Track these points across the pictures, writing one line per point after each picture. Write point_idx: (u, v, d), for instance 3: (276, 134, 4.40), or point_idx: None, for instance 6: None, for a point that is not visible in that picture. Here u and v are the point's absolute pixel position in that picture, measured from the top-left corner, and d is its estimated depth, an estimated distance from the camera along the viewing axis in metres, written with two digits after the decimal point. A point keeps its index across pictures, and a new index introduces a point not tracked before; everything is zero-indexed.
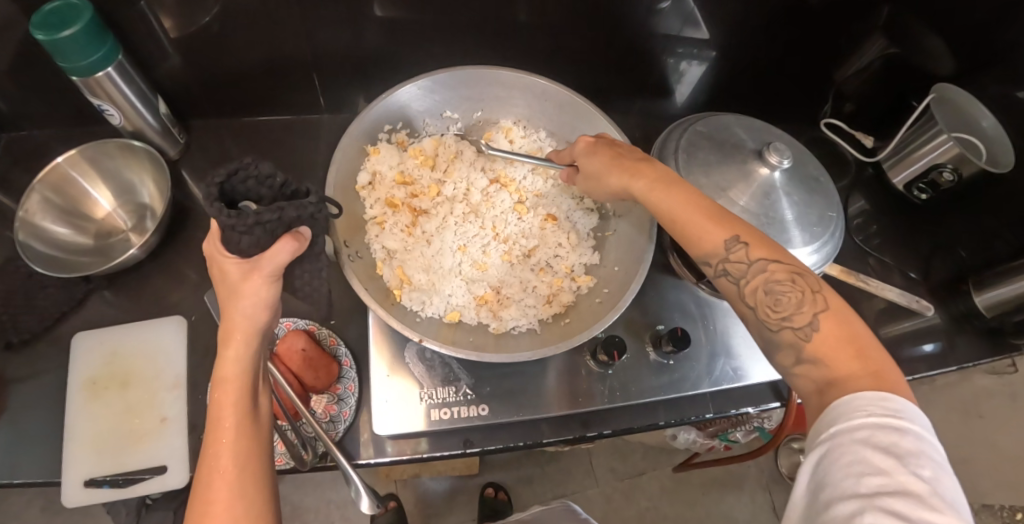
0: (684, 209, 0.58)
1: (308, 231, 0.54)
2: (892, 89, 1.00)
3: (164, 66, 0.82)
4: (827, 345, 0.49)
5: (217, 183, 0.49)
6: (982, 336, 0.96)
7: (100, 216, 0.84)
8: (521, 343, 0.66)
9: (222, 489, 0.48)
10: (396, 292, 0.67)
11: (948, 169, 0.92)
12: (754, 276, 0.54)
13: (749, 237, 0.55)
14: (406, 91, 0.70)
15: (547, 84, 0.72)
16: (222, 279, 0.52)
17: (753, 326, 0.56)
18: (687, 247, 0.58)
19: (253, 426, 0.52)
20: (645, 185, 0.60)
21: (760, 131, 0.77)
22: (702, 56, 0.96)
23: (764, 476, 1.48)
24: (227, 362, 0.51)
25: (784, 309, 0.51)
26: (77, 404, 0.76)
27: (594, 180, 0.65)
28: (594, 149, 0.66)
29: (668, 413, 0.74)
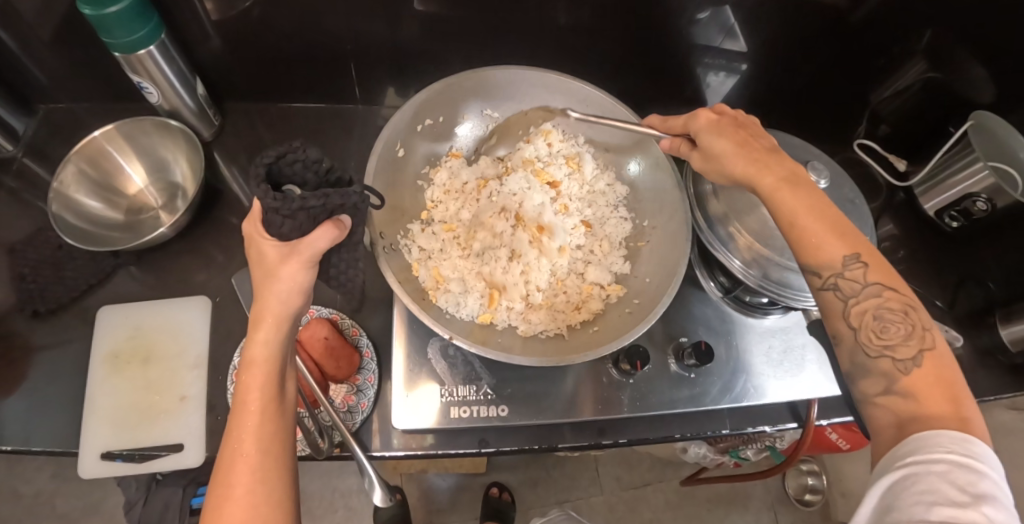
0: (807, 215, 0.54)
1: (349, 219, 0.54)
2: (929, 114, 0.98)
3: (204, 47, 0.83)
4: (924, 384, 0.47)
5: (265, 165, 0.50)
6: (1007, 372, 0.94)
7: (132, 192, 0.85)
8: (547, 348, 0.65)
9: (244, 473, 0.48)
10: (430, 293, 0.67)
11: (982, 199, 0.91)
12: (865, 299, 0.52)
13: (869, 256, 0.53)
14: (448, 89, 0.71)
15: (592, 90, 0.72)
16: (259, 261, 0.52)
17: (842, 348, 0.54)
18: (801, 253, 0.55)
19: (278, 411, 0.52)
20: (771, 183, 0.56)
21: (797, 148, 0.76)
22: (730, 69, 0.95)
23: (770, 496, 1.47)
24: (256, 344, 0.51)
25: (891, 338, 0.50)
26: (100, 376, 0.77)
27: (712, 164, 0.61)
28: (721, 131, 0.60)
29: (683, 426, 0.74)
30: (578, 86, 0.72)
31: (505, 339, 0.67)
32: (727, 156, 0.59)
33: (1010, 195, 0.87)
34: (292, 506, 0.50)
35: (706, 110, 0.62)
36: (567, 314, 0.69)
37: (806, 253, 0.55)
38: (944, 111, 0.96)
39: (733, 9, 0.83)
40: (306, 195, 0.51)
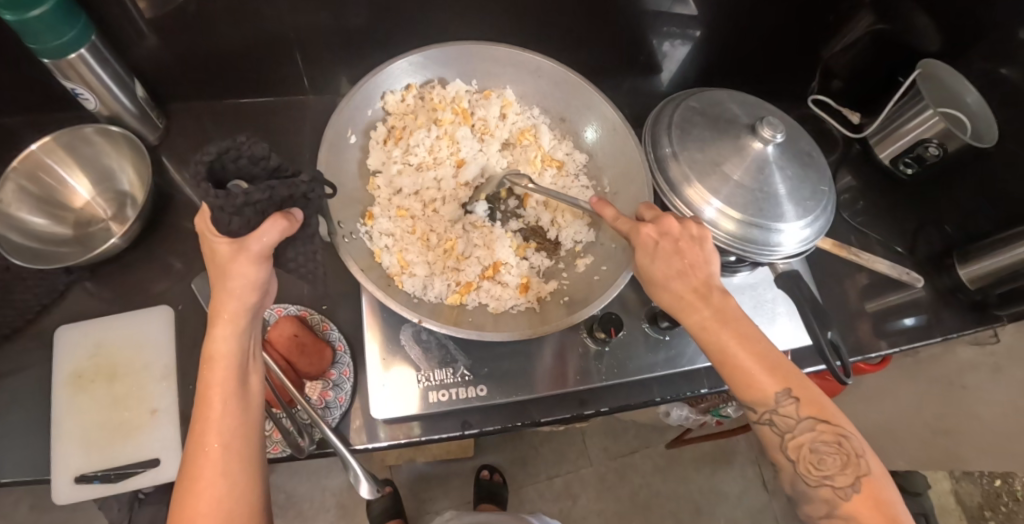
0: (744, 356, 0.55)
1: (299, 211, 0.53)
2: (881, 64, 1.00)
3: (140, 47, 0.79)
4: (861, 510, 0.51)
5: (206, 162, 0.47)
6: (966, 309, 0.98)
7: (78, 205, 0.81)
8: (519, 323, 0.66)
9: (207, 467, 0.49)
10: (396, 279, 0.66)
11: (933, 144, 0.92)
12: (800, 433, 0.55)
13: (800, 390, 0.55)
14: (395, 68, 0.70)
15: (543, 60, 0.72)
16: (212, 258, 0.51)
17: (786, 472, 0.58)
18: (739, 392, 0.56)
19: (242, 406, 0.51)
20: (700, 319, 0.57)
21: (753, 106, 0.77)
22: (684, 36, 0.95)
23: (754, 451, 1.51)
24: (216, 340, 0.51)
25: (827, 469, 0.54)
26: (63, 398, 0.74)
27: (646, 281, 0.60)
28: (654, 253, 0.58)
29: (663, 389, 0.75)
30: (526, 56, 0.72)
31: (477, 320, 0.66)
32: (654, 283, 0.58)
33: (961, 138, 0.88)
34: (257, 495, 0.51)
35: (648, 226, 0.59)
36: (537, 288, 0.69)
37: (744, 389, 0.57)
38: (897, 61, 0.98)
39: None
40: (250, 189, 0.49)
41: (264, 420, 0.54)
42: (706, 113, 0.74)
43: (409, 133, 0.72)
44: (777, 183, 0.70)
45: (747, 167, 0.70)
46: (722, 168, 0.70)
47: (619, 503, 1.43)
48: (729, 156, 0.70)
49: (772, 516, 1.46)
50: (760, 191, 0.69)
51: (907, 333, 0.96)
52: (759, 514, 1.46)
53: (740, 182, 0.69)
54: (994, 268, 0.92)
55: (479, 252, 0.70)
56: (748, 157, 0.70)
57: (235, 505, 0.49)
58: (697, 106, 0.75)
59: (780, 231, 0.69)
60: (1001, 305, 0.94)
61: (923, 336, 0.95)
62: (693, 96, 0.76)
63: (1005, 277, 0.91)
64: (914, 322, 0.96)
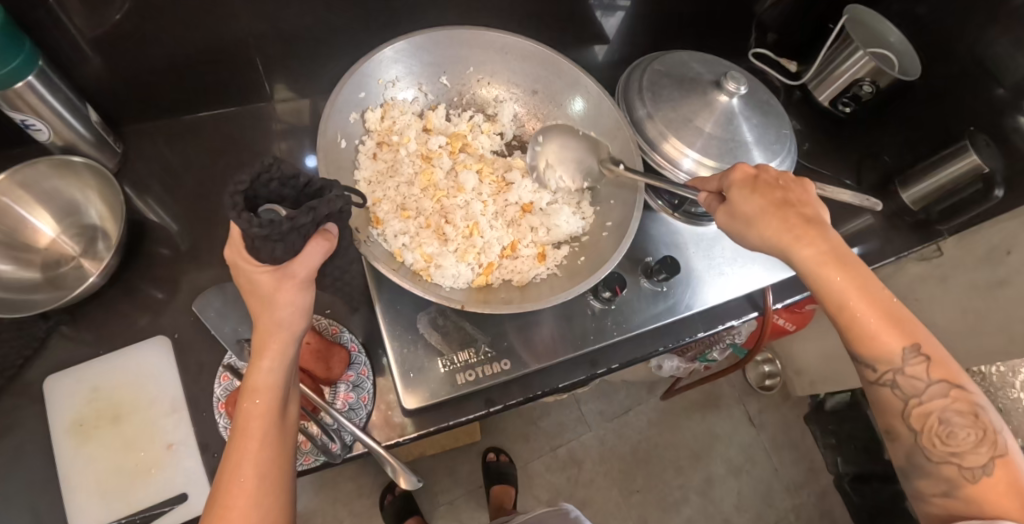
0: (867, 305, 0.55)
1: (334, 227, 0.51)
2: (810, 13, 1.09)
3: (88, 68, 0.75)
4: (992, 491, 0.50)
5: (242, 191, 0.42)
6: (913, 228, 1.07)
7: (44, 244, 0.76)
8: (543, 289, 0.68)
9: (240, 497, 0.47)
10: (424, 273, 0.66)
11: (867, 83, 1.01)
12: (926, 398, 0.54)
13: (931, 351, 0.54)
14: (369, 65, 0.68)
15: (505, 36, 0.73)
16: (251, 288, 0.48)
17: (900, 442, 0.57)
18: (857, 345, 0.56)
19: (279, 439, 0.50)
20: (814, 258, 0.57)
21: (713, 63, 0.81)
22: (614, 9, 0.98)
23: (737, 391, 1.61)
24: (260, 372, 0.49)
25: (957, 445, 0.52)
26: (68, 450, 0.71)
27: (745, 224, 0.61)
28: (756, 190, 0.61)
29: (665, 339, 0.80)
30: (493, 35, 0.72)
31: (505, 292, 0.68)
32: (756, 221, 0.60)
33: (889, 75, 0.97)
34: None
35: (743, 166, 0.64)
36: (553, 256, 0.72)
37: (864, 344, 0.56)
38: (826, 9, 1.07)
39: None
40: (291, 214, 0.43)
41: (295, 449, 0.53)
42: (672, 74, 0.78)
43: (395, 136, 0.73)
44: (746, 131, 0.75)
45: (717, 119, 0.74)
46: (695, 123, 0.74)
47: (623, 462, 1.49)
48: (698, 112, 0.75)
49: (763, 448, 1.56)
50: (732, 141, 0.74)
51: (866, 258, 1.04)
52: (751, 449, 1.56)
53: (712, 133, 0.74)
54: (931, 189, 1.02)
55: (495, 233, 0.72)
56: (716, 111, 0.75)
57: None
58: (663, 68, 0.78)
59: None
60: (942, 220, 1.04)
61: (881, 258, 1.03)
62: (658, 59, 0.79)
63: (941, 198, 1.02)
64: (872, 246, 1.04)
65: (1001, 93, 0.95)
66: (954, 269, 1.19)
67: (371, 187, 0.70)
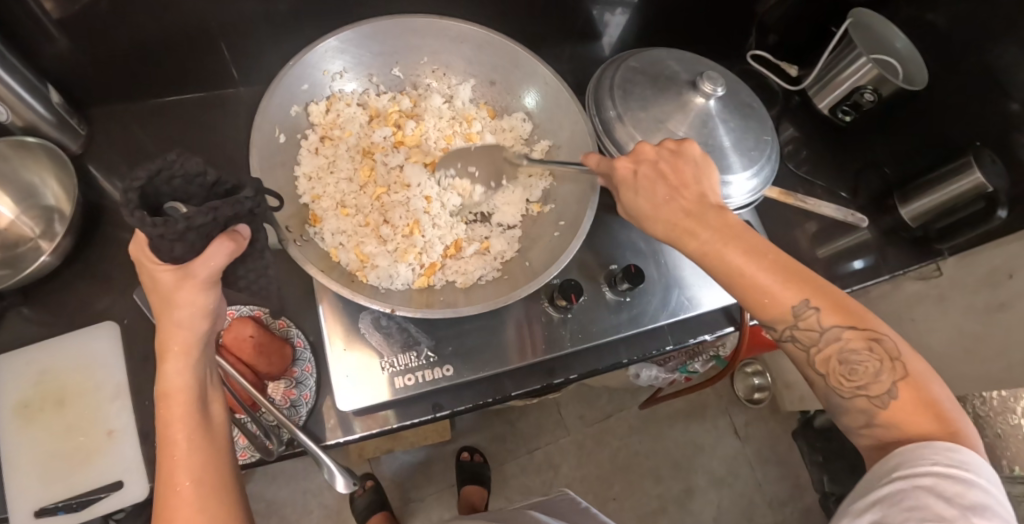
0: (754, 271, 0.52)
1: (245, 228, 0.50)
2: (813, 15, 1.02)
3: (51, 50, 0.74)
4: (904, 414, 0.47)
5: (138, 187, 0.42)
6: (908, 246, 1.02)
7: (2, 225, 0.76)
8: (489, 291, 0.66)
9: (182, 506, 0.45)
10: (359, 274, 0.65)
11: (869, 90, 0.95)
12: (827, 345, 0.51)
13: (820, 299, 0.51)
14: (315, 55, 0.66)
15: (463, 26, 0.69)
16: (154, 289, 0.47)
17: (818, 389, 0.55)
18: (754, 312, 0.54)
19: (210, 442, 0.48)
20: (701, 240, 0.54)
21: (690, 62, 0.77)
22: (621, 5, 0.96)
23: (724, 402, 1.57)
24: (168, 375, 0.47)
25: (861, 378, 0.50)
26: (10, 432, 0.70)
27: (641, 225, 0.59)
28: (637, 187, 0.58)
29: (630, 350, 0.76)
30: (441, 22, 0.69)
31: (447, 294, 0.67)
32: (646, 217, 0.58)
33: (892, 83, 0.92)
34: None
35: (621, 160, 0.59)
36: (498, 250, 0.70)
37: (761, 308, 0.54)
38: (828, 10, 1.02)
39: None
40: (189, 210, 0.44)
41: (234, 449, 0.51)
42: (646, 73, 0.74)
43: (338, 130, 0.71)
44: (721, 136, 0.71)
45: (691, 122, 0.71)
46: (667, 126, 0.70)
47: (601, 468, 1.46)
48: (673, 114, 0.71)
49: (746, 462, 1.52)
50: (705, 145, 0.70)
51: (857, 275, 1.00)
52: (734, 461, 1.52)
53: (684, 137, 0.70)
54: (930, 207, 0.97)
55: (437, 232, 0.69)
56: (691, 113, 0.71)
57: None
58: (637, 66, 0.75)
59: (729, 182, 0.71)
60: (940, 240, 1.00)
61: (873, 276, 0.99)
62: (633, 56, 0.76)
63: (940, 216, 0.97)
64: (863, 263, 1.00)
65: (1014, 109, 0.87)
66: (952, 289, 1.14)
67: (311, 184, 0.68)
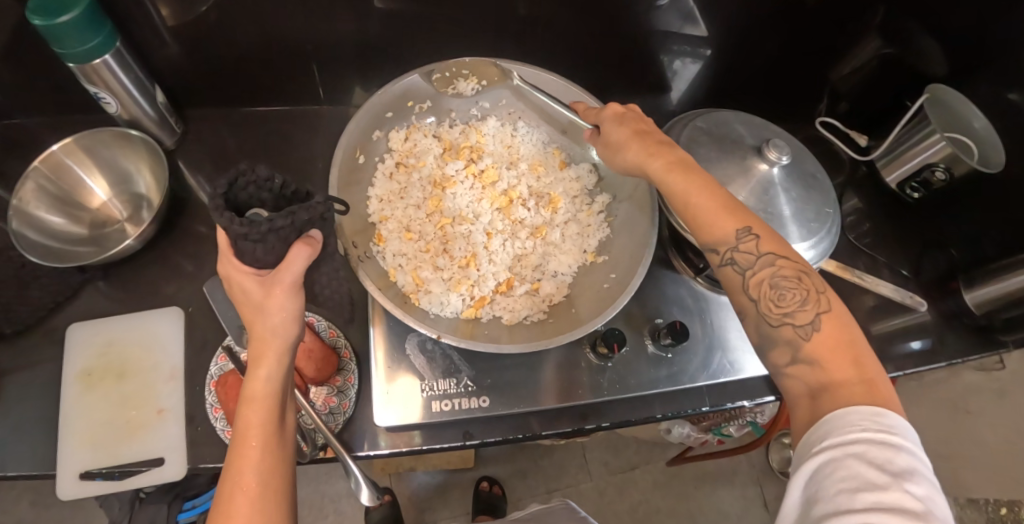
0: (702, 199, 0.60)
1: (319, 235, 0.54)
2: (887, 91, 1.00)
3: (161, 54, 0.81)
4: (824, 347, 0.51)
5: (221, 193, 0.48)
6: (972, 334, 0.97)
7: (95, 205, 0.83)
8: (532, 333, 0.67)
9: (244, 506, 0.47)
10: (412, 296, 0.68)
11: (941, 169, 0.93)
12: (760, 269, 0.56)
13: (759, 230, 0.57)
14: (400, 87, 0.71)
15: (542, 74, 0.73)
16: (248, 297, 0.52)
17: (749, 324, 0.57)
18: (699, 233, 0.60)
19: (279, 446, 0.51)
20: (661, 165, 0.63)
21: (760, 128, 0.78)
22: (695, 55, 0.97)
23: (756, 470, 1.50)
24: (257, 381, 0.51)
25: (788, 305, 0.53)
26: (72, 396, 0.75)
27: (614, 149, 0.67)
28: (621, 120, 0.67)
29: (664, 405, 0.75)
30: (529, 70, 0.73)
31: (491, 331, 0.68)
32: (619, 143, 0.66)
33: (967, 163, 0.88)
34: None
35: (614, 105, 0.69)
36: (547, 293, 0.72)
37: (703, 231, 0.60)
38: (897, 84, 0.98)
39: None
40: (272, 215, 0.48)
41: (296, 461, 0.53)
42: (715, 134, 0.75)
43: (414, 159, 0.76)
44: (783, 205, 0.72)
45: (752, 189, 0.71)
46: (728, 189, 0.71)
47: (618, 519, 1.42)
48: (734, 177, 0.72)
49: None
50: (766, 213, 0.71)
51: (913, 357, 0.95)
52: None
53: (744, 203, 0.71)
54: (998, 295, 0.92)
55: (492, 267, 0.73)
56: (753, 179, 0.72)
57: None
58: (704, 126, 0.76)
59: None
60: (1006, 331, 0.94)
61: (929, 360, 0.94)
62: (701, 116, 0.78)
63: (1009, 304, 0.91)
64: (920, 345, 0.95)
65: None
66: None
67: (381, 206, 0.73)
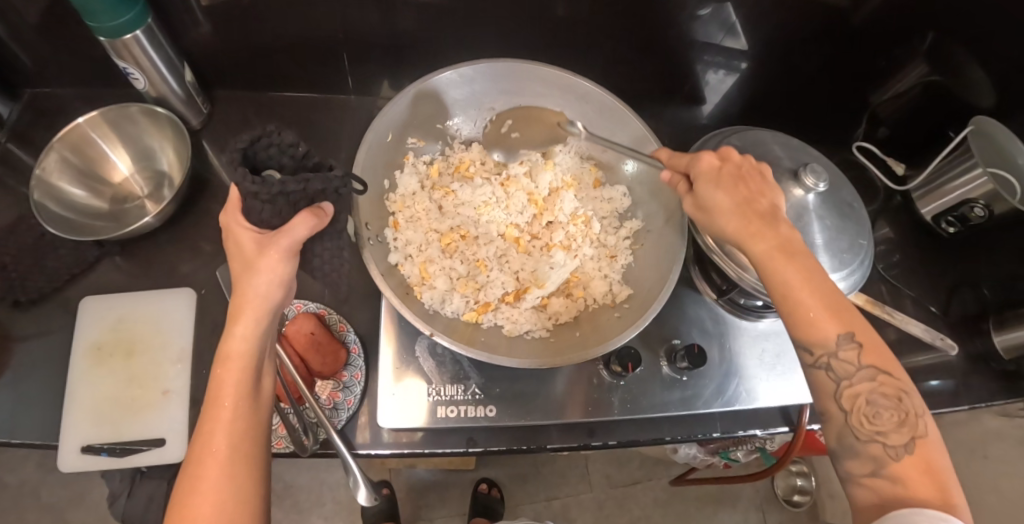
0: (810, 297, 0.54)
1: (331, 208, 0.57)
2: (930, 120, 0.96)
3: (193, 33, 0.80)
4: (914, 472, 0.48)
5: (240, 149, 0.54)
6: (999, 378, 0.92)
7: (117, 181, 0.83)
8: (530, 347, 0.67)
9: (212, 468, 0.50)
10: (415, 289, 0.68)
11: (979, 205, 0.89)
12: (858, 382, 0.52)
13: (863, 336, 0.52)
14: (444, 77, 0.71)
15: (592, 87, 0.72)
16: (238, 253, 0.54)
17: (829, 426, 0.54)
18: (796, 329, 0.54)
19: (253, 408, 0.53)
20: (764, 249, 0.56)
21: (797, 150, 0.75)
22: (730, 67, 0.94)
23: (759, 496, 1.47)
24: (234, 338, 0.52)
25: (882, 424, 0.50)
26: (79, 369, 0.75)
27: (706, 216, 0.59)
28: (718, 181, 0.59)
29: (674, 428, 0.73)
30: (576, 77, 0.71)
31: (489, 338, 0.68)
32: (718, 212, 0.58)
33: (1009, 202, 0.85)
34: (262, 497, 0.52)
35: (708, 154, 0.60)
36: (553, 311, 0.71)
37: (800, 327, 0.54)
38: (946, 113, 0.93)
39: (733, 7, 0.81)
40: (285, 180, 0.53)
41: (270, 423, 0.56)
42: (750, 153, 0.73)
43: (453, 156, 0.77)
44: (815, 233, 0.69)
45: (784, 213, 0.69)
46: None
47: None
48: None
49: None
50: (797, 240, 0.68)
51: (935, 397, 0.91)
52: None
53: None
54: None
55: (502, 276, 0.73)
56: (786, 203, 0.69)
57: (235, 514, 0.49)
58: (739, 145, 0.74)
59: None
60: None
61: (951, 402, 0.90)
62: (736, 134, 0.75)
63: None
64: (942, 385, 0.91)
65: None
66: None
67: (403, 193, 0.73)
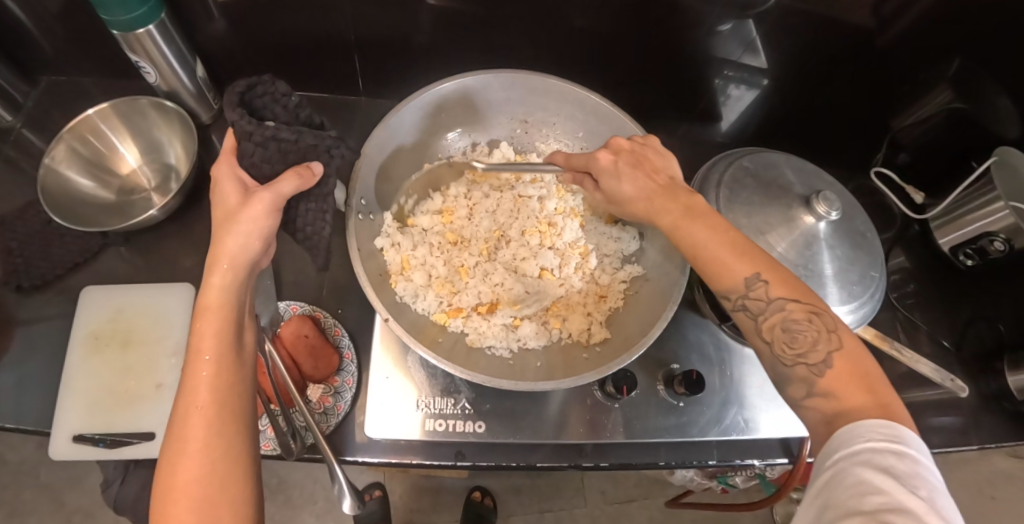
0: (715, 245, 0.57)
1: (319, 167, 0.58)
2: (954, 148, 0.93)
3: (208, 29, 0.81)
4: (840, 381, 0.49)
5: (238, 93, 0.58)
6: (1012, 419, 0.89)
7: (124, 172, 0.83)
8: (489, 364, 0.66)
9: (198, 427, 0.50)
10: (392, 276, 0.70)
11: (999, 239, 0.86)
12: (771, 314, 0.54)
13: (771, 274, 0.55)
14: (497, 78, 0.73)
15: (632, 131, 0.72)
16: (219, 208, 0.56)
17: (764, 360, 0.56)
18: (711, 281, 0.57)
19: (236, 364, 0.54)
20: (670, 220, 0.60)
21: (811, 176, 0.73)
22: (751, 82, 0.91)
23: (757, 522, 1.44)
24: (213, 290, 0.54)
25: (801, 346, 0.52)
26: (76, 357, 0.76)
27: (618, 202, 0.65)
28: (618, 172, 0.63)
29: (669, 454, 0.70)
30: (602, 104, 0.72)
31: (450, 344, 0.68)
32: (626, 198, 0.63)
33: None
34: (253, 454, 0.53)
35: (601, 152, 0.64)
36: (523, 335, 0.69)
37: (714, 278, 0.57)
38: (972, 142, 0.91)
39: (754, 22, 0.79)
40: (280, 128, 0.58)
41: (254, 380, 0.57)
42: (760, 176, 0.71)
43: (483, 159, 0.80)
44: (824, 262, 0.67)
45: (793, 240, 0.67)
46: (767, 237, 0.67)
47: None
48: (776, 226, 0.67)
49: None
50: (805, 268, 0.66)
51: (944, 435, 0.88)
52: None
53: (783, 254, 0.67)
54: None
55: (480, 286, 0.73)
56: (796, 230, 0.67)
57: (228, 469, 0.50)
58: (751, 167, 0.72)
59: None
60: None
61: (960, 441, 0.87)
62: (748, 156, 0.74)
63: None
64: (951, 423, 0.88)
65: None
66: None
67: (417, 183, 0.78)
